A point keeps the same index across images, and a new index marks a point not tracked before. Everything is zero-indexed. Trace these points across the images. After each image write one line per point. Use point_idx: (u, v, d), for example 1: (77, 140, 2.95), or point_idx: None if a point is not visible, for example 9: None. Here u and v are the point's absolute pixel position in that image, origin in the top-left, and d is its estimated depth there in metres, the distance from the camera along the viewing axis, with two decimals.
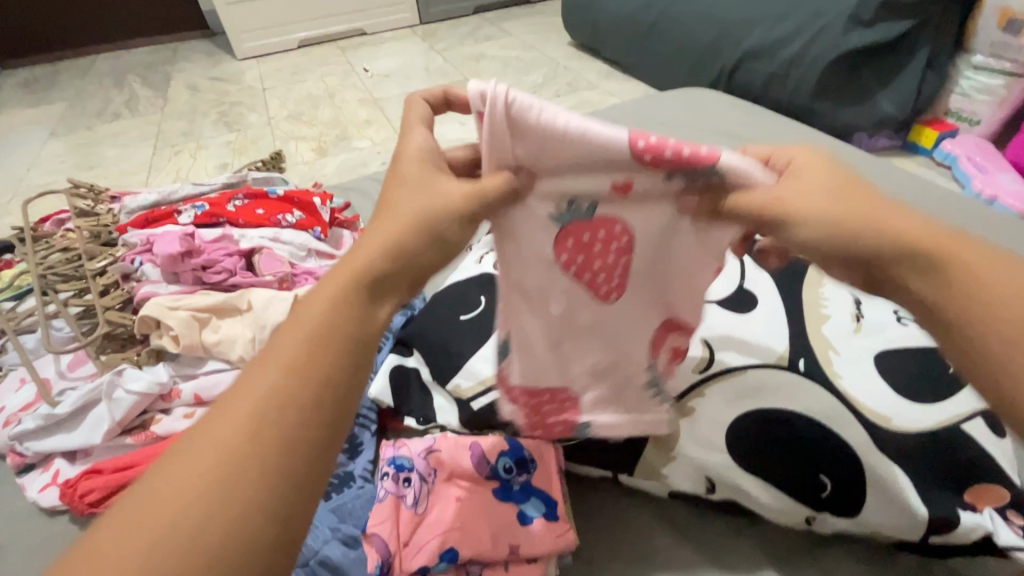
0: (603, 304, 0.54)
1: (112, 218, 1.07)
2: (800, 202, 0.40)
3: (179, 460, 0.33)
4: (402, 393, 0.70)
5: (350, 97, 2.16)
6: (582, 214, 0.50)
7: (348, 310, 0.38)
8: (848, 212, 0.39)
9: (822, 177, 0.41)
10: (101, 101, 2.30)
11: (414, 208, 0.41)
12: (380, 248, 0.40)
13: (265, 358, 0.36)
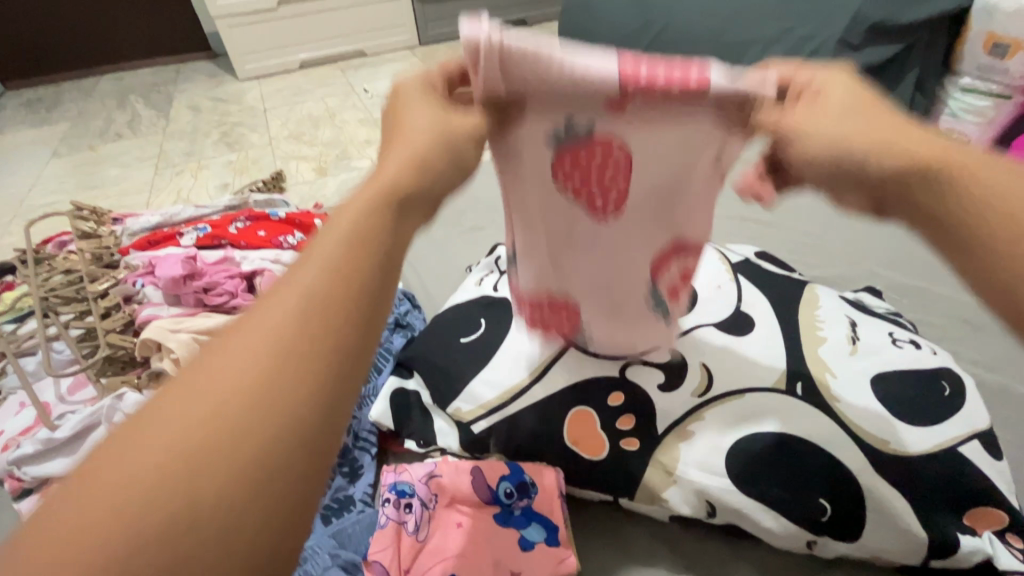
0: (602, 224, 0.54)
1: (114, 240, 1.07)
2: (806, 120, 0.38)
3: (196, 381, 0.29)
4: (403, 416, 0.69)
5: (350, 117, 2.19)
6: (580, 137, 0.48)
7: (352, 264, 0.33)
8: (863, 128, 0.37)
9: (844, 94, 0.39)
10: (103, 122, 2.33)
11: (431, 127, 0.39)
12: (406, 163, 0.37)
13: (260, 311, 0.31)
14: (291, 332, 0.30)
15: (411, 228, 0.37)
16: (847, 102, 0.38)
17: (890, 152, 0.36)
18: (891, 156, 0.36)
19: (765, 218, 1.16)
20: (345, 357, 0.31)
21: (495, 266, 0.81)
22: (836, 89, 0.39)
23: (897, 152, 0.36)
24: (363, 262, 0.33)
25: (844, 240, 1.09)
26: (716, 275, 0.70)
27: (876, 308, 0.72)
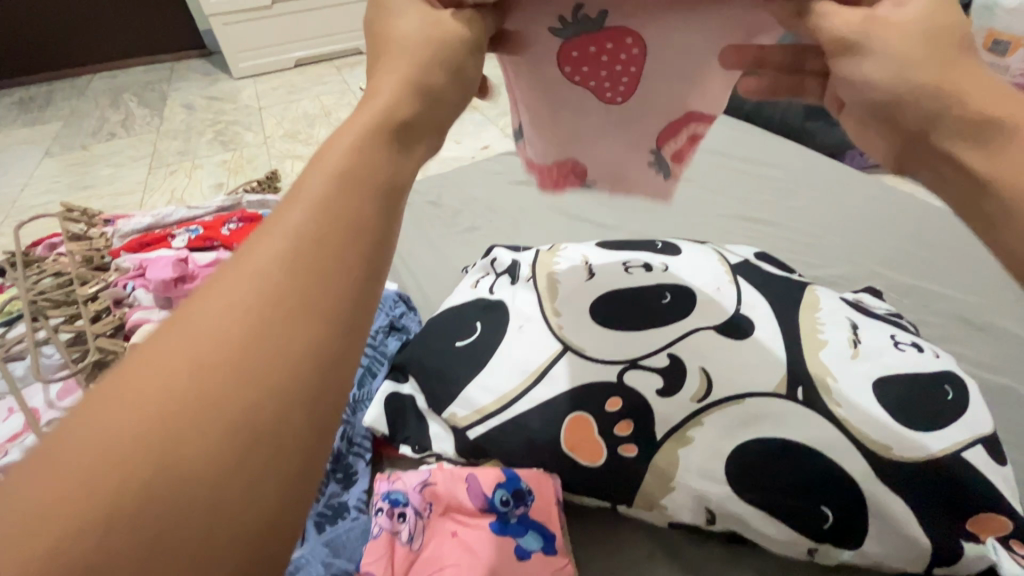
0: (609, 107, 0.61)
1: (105, 242, 1.06)
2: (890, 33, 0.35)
3: (184, 325, 0.26)
4: (398, 421, 0.69)
5: (346, 116, 2.17)
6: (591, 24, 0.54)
7: (347, 197, 0.30)
8: (934, 62, 0.34)
9: (936, 10, 0.35)
10: (97, 121, 2.31)
11: (421, 45, 0.36)
12: (402, 87, 0.35)
13: (251, 246, 0.28)
14: (276, 273, 0.27)
15: (413, 160, 0.35)
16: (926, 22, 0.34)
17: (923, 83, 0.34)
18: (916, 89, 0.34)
19: (765, 217, 1.15)
20: (343, 290, 0.28)
21: (490, 268, 0.80)
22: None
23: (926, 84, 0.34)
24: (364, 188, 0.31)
25: (844, 240, 1.08)
26: (716, 277, 0.68)
27: (879, 311, 0.70)
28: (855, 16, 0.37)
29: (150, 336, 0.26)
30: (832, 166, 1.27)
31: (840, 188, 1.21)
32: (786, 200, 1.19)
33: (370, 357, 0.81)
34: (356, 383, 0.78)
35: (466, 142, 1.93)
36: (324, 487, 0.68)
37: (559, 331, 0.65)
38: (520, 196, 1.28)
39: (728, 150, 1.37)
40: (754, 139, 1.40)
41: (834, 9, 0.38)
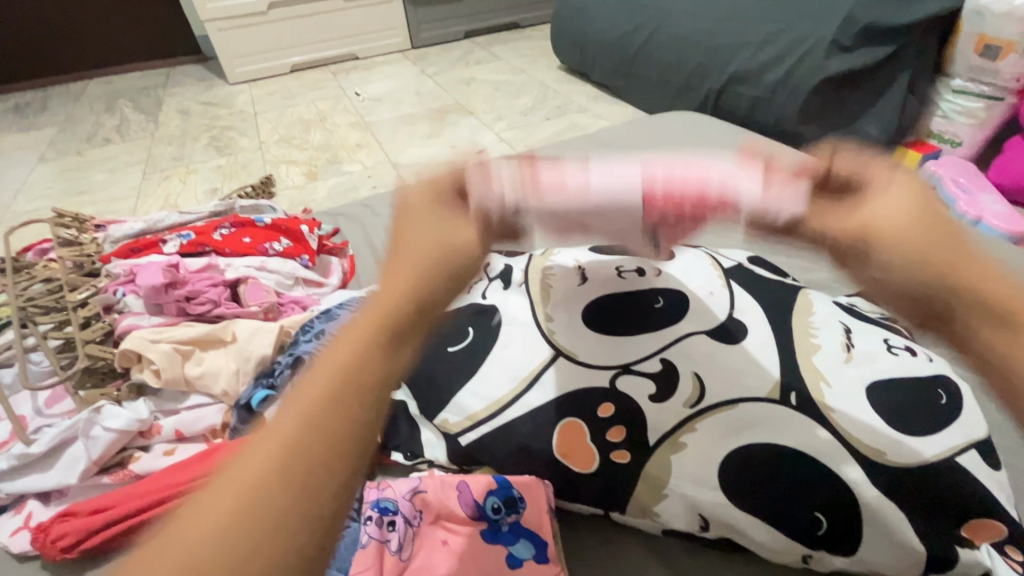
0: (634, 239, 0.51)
1: (96, 248, 1.05)
2: (878, 218, 0.37)
3: (176, 534, 0.27)
4: (389, 429, 0.68)
5: (342, 121, 2.17)
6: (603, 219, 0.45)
7: (347, 395, 0.31)
8: (937, 260, 0.35)
9: (918, 215, 0.36)
10: (91, 126, 2.30)
11: (429, 248, 0.39)
12: (408, 284, 0.37)
13: (256, 442, 0.30)
14: (300, 429, 0.30)
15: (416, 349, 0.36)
16: (908, 216, 0.36)
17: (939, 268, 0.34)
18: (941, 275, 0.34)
19: None
20: (356, 458, 0.30)
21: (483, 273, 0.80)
22: (892, 188, 0.38)
23: (945, 273, 0.34)
24: (364, 387, 0.31)
25: None
26: (710, 281, 0.68)
27: (873, 313, 0.70)
28: (852, 220, 0.38)
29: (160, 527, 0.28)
30: None
31: None
32: None
33: None
34: None
35: (461, 147, 1.93)
36: None
37: (552, 336, 0.64)
38: None
39: None
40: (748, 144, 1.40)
41: (837, 215, 0.39)
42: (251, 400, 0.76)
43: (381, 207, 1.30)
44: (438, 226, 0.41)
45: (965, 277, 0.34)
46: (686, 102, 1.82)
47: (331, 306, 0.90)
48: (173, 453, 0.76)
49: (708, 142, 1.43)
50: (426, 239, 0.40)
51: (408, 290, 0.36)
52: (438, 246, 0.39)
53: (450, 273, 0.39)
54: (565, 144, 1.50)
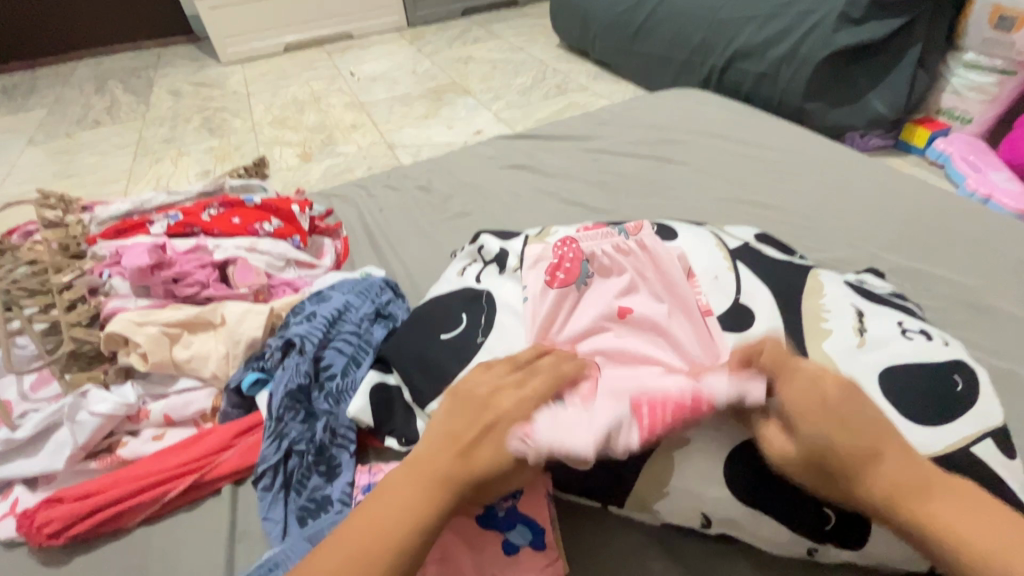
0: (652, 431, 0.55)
1: (82, 229, 1.03)
2: (784, 454, 0.48)
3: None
4: (384, 413, 0.67)
5: (336, 101, 2.13)
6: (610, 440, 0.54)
7: (403, 513, 0.47)
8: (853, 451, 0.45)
9: (851, 410, 0.46)
10: (81, 108, 2.25)
11: (472, 437, 0.50)
12: (454, 454, 0.49)
13: (349, 529, 0.47)
14: (360, 557, 0.44)
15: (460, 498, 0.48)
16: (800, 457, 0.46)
17: (878, 505, 0.44)
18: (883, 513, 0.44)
19: (763, 200, 1.12)
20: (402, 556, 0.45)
21: (478, 255, 0.77)
22: (807, 417, 0.46)
23: (897, 515, 0.43)
24: (417, 515, 0.47)
25: (843, 221, 1.05)
26: (715, 264, 0.66)
27: (882, 293, 0.68)
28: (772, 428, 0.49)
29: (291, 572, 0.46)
30: (831, 148, 1.24)
31: (841, 170, 1.17)
32: (784, 183, 1.16)
33: (355, 346, 0.76)
34: (339, 372, 0.74)
35: (458, 127, 1.89)
36: (306, 480, 0.67)
37: None
38: (512, 181, 1.25)
39: (725, 132, 1.34)
40: (752, 121, 1.37)
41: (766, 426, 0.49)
42: (241, 383, 0.75)
43: (376, 187, 1.27)
44: (481, 423, 0.51)
45: (899, 513, 0.43)
46: (688, 79, 1.78)
47: (322, 288, 0.87)
48: (162, 438, 0.74)
49: (711, 120, 1.39)
50: (479, 439, 0.50)
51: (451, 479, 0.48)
52: (475, 439, 0.50)
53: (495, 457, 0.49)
54: (565, 123, 1.46)
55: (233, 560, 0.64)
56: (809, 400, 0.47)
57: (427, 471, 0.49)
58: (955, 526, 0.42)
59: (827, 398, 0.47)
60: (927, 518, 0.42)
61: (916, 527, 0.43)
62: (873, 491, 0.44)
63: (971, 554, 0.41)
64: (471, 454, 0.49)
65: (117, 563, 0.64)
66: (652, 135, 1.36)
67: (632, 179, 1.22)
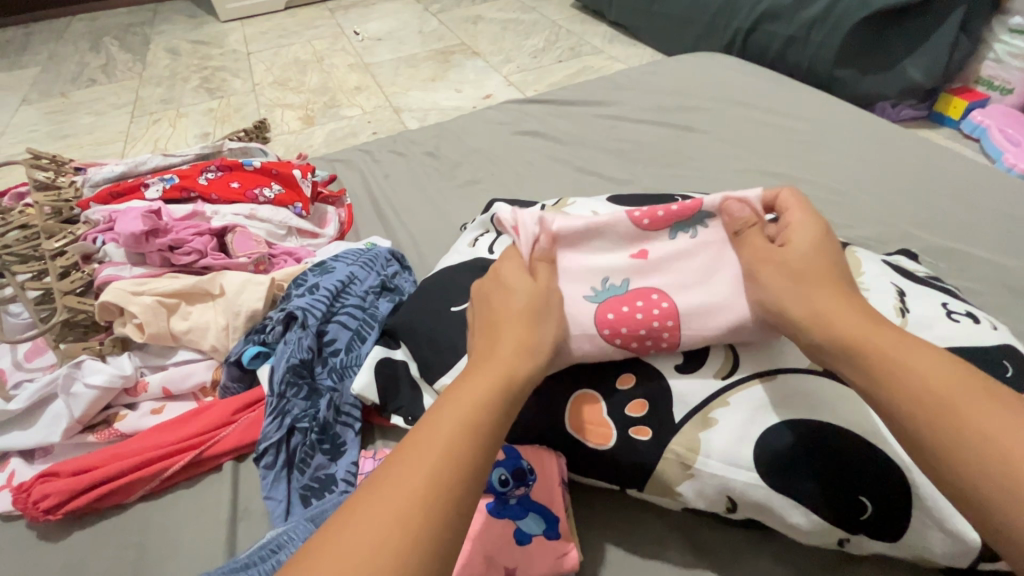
0: (661, 320, 0.52)
1: (75, 192, 0.98)
2: (761, 278, 0.49)
3: (403, 455, 0.37)
4: (390, 389, 0.64)
5: (339, 62, 2.04)
6: (618, 294, 0.54)
7: (496, 369, 0.43)
8: (829, 265, 0.48)
9: (830, 242, 0.51)
10: (76, 66, 2.17)
11: (528, 295, 0.49)
12: (524, 310, 0.47)
13: (444, 399, 0.41)
14: (463, 447, 0.37)
15: (540, 349, 0.46)
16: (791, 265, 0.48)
17: (839, 328, 0.43)
18: (832, 334, 0.43)
19: (790, 172, 1.06)
20: (506, 408, 0.41)
21: (491, 225, 0.73)
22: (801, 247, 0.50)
23: (846, 336, 0.43)
24: (509, 363, 0.43)
25: (875, 195, 1.00)
26: None
27: (920, 274, 0.64)
28: (757, 254, 0.51)
29: (384, 467, 0.37)
30: (864, 118, 1.17)
31: (873, 142, 1.11)
32: (812, 153, 1.10)
33: (360, 321, 0.73)
34: (344, 348, 0.71)
35: (467, 91, 1.80)
36: (309, 459, 0.64)
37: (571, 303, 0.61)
38: (525, 148, 1.19)
39: (751, 99, 1.27)
40: (780, 88, 1.29)
41: (755, 245, 0.52)
42: (242, 356, 0.71)
43: (381, 153, 1.21)
44: (531, 296, 0.49)
45: (854, 333, 0.43)
46: (711, 43, 1.68)
47: (325, 259, 0.83)
48: (160, 412, 0.72)
49: (736, 86, 1.31)
50: (541, 295, 0.49)
51: (521, 355, 0.44)
52: (537, 306, 0.48)
53: (550, 308, 0.49)
54: (580, 88, 1.38)
55: (235, 537, 0.62)
56: (806, 236, 0.51)
57: (497, 354, 0.44)
58: (906, 357, 0.40)
59: (821, 231, 0.51)
60: (878, 342, 0.42)
61: (863, 347, 0.42)
62: (836, 315, 0.44)
63: (903, 365, 0.40)
64: (530, 326, 0.47)
65: (117, 538, 0.62)
66: (672, 102, 1.29)
67: (650, 148, 1.16)
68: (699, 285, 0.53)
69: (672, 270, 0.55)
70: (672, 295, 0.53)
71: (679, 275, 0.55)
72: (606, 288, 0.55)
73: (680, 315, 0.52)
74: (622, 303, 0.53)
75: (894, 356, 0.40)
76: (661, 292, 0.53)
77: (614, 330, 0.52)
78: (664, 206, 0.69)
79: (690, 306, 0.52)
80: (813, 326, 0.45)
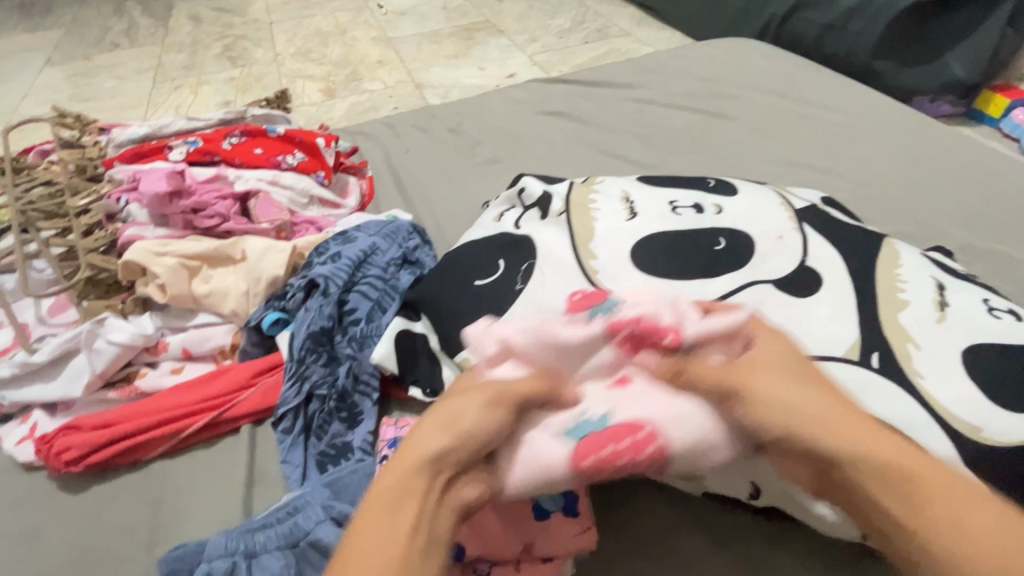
0: (647, 462, 0.41)
1: (99, 151, 0.98)
2: (764, 388, 0.39)
3: None
4: (409, 360, 0.64)
5: (362, 35, 2.01)
6: (596, 424, 0.43)
7: (391, 522, 0.35)
8: (834, 392, 0.40)
9: (813, 367, 0.42)
10: (100, 29, 2.17)
11: (444, 414, 0.40)
12: (434, 431, 0.38)
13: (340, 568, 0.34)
14: None
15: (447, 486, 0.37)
16: (803, 388, 0.39)
17: (886, 464, 0.35)
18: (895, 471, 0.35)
19: (821, 164, 1.03)
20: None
21: (518, 200, 0.72)
22: (779, 360, 0.41)
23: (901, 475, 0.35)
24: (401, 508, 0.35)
25: (908, 190, 0.97)
26: (779, 224, 0.61)
27: (963, 270, 0.61)
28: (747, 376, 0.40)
29: None
30: (901, 112, 1.13)
31: (910, 137, 1.07)
32: (846, 146, 1.07)
33: (380, 291, 0.73)
34: (364, 318, 0.70)
35: (490, 69, 1.78)
36: (326, 426, 0.64)
37: (593, 277, 0.58)
38: (550, 128, 1.17)
39: (783, 87, 1.23)
40: (815, 77, 1.25)
41: (745, 367, 0.41)
42: (262, 322, 0.72)
43: (404, 127, 1.20)
44: (442, 419, 0.40)
45: (921, 472, 0.35)
46: (743, 30, 1.64)
47: (347, 228, 0.82)
48: (180, 373, 0.72)
49: (770, 73, 1.28)
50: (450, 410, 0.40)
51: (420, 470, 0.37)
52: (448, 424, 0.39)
53: (467, 427, 0.39)
54: (608, 69, 1.36)
55: (252, 499, 0.63)
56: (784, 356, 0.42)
57: (393, 498, 0.36)
58: (975, 514, 0.33)
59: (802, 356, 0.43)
60: (939, 481, 0.34)
61: (938, 492, 0.34)
62: (879, 447, 0.36)
63: (974, 522, 0.33)
64: (433, 454, 0.37)
65: (137, 494, 0.63)
66: (702, 87, 1.26)
67: (678, 133, 1.14)
68: (695, 417, 0.41)
69: (659, 396, 0.43)
70: (664, 429, 0.41)
71: (667, 400, 0.43)
72: (580, 420, 0.43)
73: (671, 453, 0.41)
74: (600, 437, 0.41)
75: (958, 505, 0.33)
76: (651, 423, 0.41)
77: (590, 475, 0.41)
78: (696, 188, 0.68)
79: (682, 446, 0.41)
80: (839, 448, 0.36)
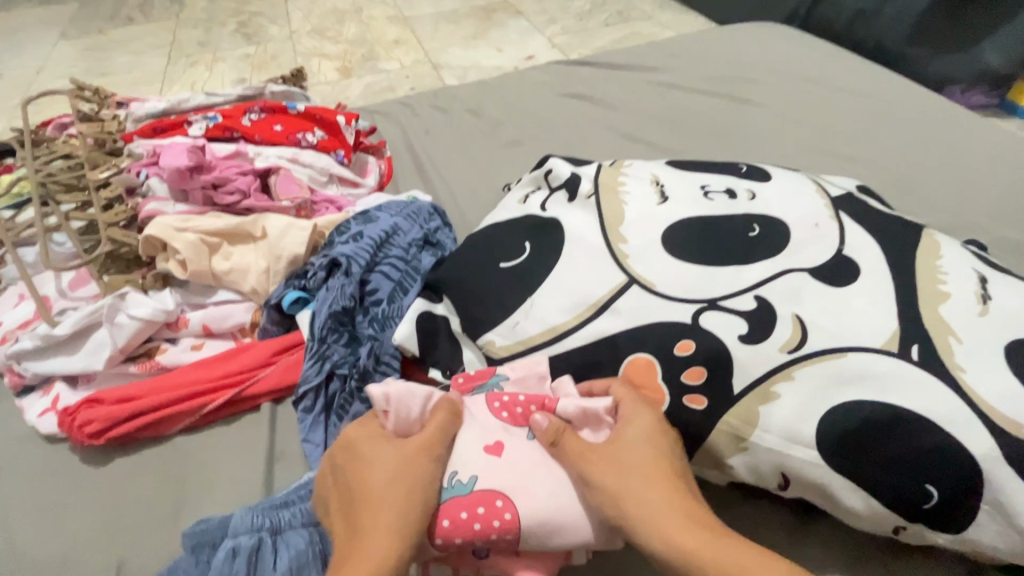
0: (498, 530, 0.44)
1: (119, 125, 0.97)
2: (599, 473, 0.44)
3: None
4: (429, 342, 0.61)
5: (378, 13, 1.98)
6: (462, 489, 0.46)
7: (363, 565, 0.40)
8: (660, 465, 0.44)
9: (655, 440, 0.46)
10: (115, 4, 2.15)
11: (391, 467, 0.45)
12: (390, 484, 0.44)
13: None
14: None
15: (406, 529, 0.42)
16: (623, 465, 0.44)
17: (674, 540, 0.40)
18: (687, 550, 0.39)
19: (850, 152, 1.01)
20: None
21: (544, 181, 0.70)
22: (628, 446, 0.45)
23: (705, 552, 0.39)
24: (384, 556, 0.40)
25: (942, 180, 0.94)
26: (816, 211, 0.59)
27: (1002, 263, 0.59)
28: (592, 461, 0.45)
29: None
30: (934, 101, 1.10)
31: (944, 126, 1.04)
32: (876, 134, 1.04)
33: (402, 272, 0.71)
34: (385, 298, 0.69)
35: (509, 51, 1.75)
36: (347, 406, 0.63)
37: (623, 260, 0.57)
38: (571, 111, 1.15)
39: (812, 74, 1.20)
40: (845, 63, 1.21)
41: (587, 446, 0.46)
42: (282, 300, 0.71)
43: (422, 107, 1.18)
44: (388, 473, 0.44)
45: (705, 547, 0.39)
46: (770, 14, 1.59)
47: (369, 208, 0.81)
48: (201, 349, 0.72)
49: (798, 59, 1.24)
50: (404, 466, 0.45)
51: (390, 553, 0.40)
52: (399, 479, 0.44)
53: (420, 487, 0.44)
54: (631, 51, 1.32)
55: (273, 476, 0.63)
56: (638, 435, 0.46)
57: (366, 542, 0.41)
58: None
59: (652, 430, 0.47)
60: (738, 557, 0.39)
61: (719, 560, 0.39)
62: (674, 521, 0.41)
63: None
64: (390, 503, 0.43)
65: (158, 468, 0.63)
66: (727, 72, 1.23)
67: (702, 119, 1.11)
68: (549, 490, 0.46)
69: (526, 467, 0.47)
70: (518, 500, 0.45)
71: (535, 470, 0.47)
72: (448, 484, 0.46)
73: (522, 526, 0.45)
74: (463, 503, 0.45)
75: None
76: (506, 493, 0.46)
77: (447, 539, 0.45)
78: (728, 173, 0.66)
79: (536, 513, 0.45)
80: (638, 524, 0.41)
